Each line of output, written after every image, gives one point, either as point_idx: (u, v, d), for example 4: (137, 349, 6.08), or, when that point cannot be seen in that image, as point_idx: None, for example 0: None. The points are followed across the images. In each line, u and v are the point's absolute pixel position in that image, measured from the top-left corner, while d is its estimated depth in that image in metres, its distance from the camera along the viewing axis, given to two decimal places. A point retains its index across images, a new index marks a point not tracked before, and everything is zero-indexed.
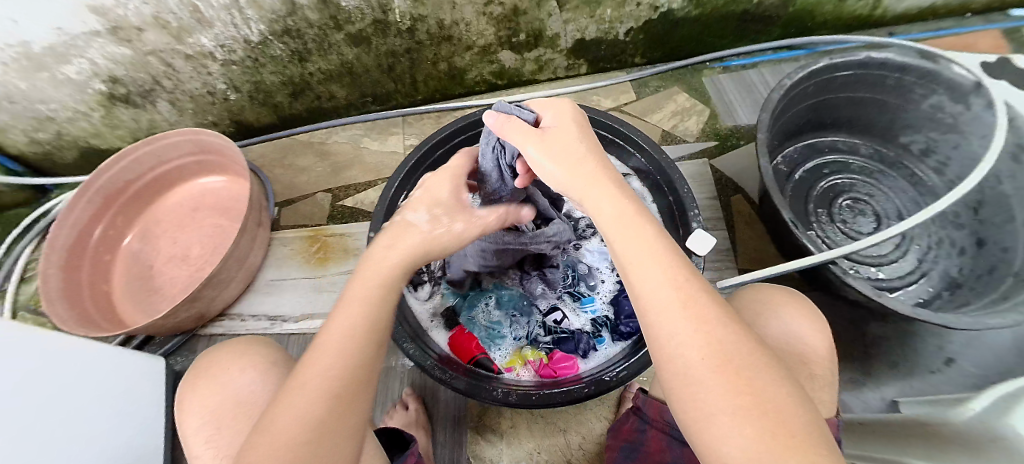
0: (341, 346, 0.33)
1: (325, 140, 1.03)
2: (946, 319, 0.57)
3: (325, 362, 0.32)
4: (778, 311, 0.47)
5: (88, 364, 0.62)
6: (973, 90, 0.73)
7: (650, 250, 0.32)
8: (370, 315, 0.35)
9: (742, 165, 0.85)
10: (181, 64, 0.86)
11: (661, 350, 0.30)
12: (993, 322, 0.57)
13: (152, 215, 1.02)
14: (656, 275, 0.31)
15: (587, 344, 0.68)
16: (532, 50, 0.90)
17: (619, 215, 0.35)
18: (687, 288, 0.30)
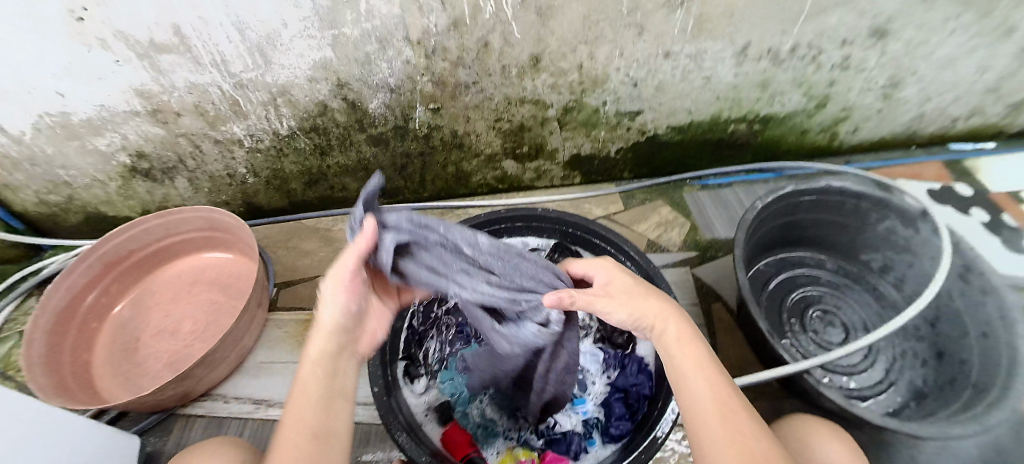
0: (299, 440, 0.40)
1: (330, 226, 1.08)
2: (916, 429, 0.61)
3: (286, 456, 0.38)
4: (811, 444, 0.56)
5: (65, 441, 0.60)
6: (920, 216, 0.84)
7: (701, 373, 0.45)
8: (313, 412, 0.41)
9: (721, 275, 0.92)
10: (209, 147, 0.93)
11: (706, 453, 0.41)
12: (958, 432, 0.62)
13: (149, 284, 1.04)
14: (700, 388, 0.44)
15: (580, 445, 0.69)
16: (533, 160, 1.00)
17: (683, 344, 0.48)
18: (725, 400, 0.43)
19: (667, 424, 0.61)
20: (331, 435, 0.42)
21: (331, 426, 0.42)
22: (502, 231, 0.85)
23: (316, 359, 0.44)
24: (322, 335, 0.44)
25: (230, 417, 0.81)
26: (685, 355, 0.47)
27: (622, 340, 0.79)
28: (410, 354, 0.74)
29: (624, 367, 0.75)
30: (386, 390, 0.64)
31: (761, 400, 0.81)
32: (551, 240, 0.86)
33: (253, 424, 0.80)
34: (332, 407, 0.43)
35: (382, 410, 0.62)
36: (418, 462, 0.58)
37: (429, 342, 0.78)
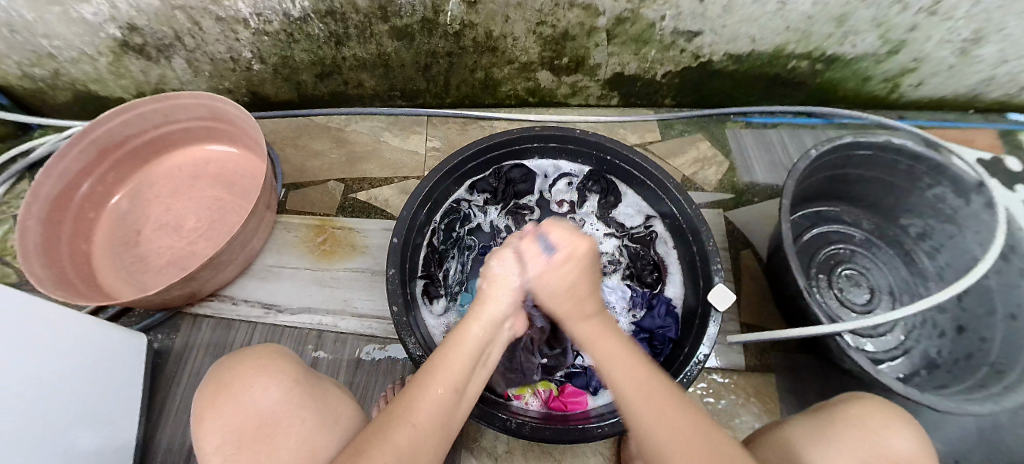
0: (447, 382, 0.42)
1: (343, 126, 0.99)
2: (933, 401, 0.60)
3: (435, 394, 0.41)
4: (861, 432, 0.42)
5: (74, 338, 0.59)
6: (976, 188, 0.78)
7: (627, 366, 0.42)
8: (463, 366, 0.44)
9: (753, 221, 0.88)
10: (209, 25, 0.82)
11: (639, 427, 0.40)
12: (971, 410, 0.61)
13: (147, 176, 0.97)
14: (626, 383, 0.41)
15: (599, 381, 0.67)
16: (571, 74, 0.91)
17: (595, 342, 0.45)
18: (649, 391, 0.41)
19: (694, 368, 0.58)
20: (464, 397, 0.44)
21: (469, 388, 0.45)
22: (532, 151, 0.77)
23: (482, 318, 0.47)
24: (498, 301, 0.48)
25: (238, 319, 0.79)
26: (598, 352, 0.45)
27: (651, 280, 0.74)
28: (429, 273, 0.72)
29: (651, 307, 0.72)
30: (404, 310, 0.59)
31: (775, 349, 0.80)
32: (585, 167, 0.81)
33: (265, 329, 0.78)
34: (477, 369, 0.46)
35: (400, 327, 0.58)
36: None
37: (449, 263, 0.75)
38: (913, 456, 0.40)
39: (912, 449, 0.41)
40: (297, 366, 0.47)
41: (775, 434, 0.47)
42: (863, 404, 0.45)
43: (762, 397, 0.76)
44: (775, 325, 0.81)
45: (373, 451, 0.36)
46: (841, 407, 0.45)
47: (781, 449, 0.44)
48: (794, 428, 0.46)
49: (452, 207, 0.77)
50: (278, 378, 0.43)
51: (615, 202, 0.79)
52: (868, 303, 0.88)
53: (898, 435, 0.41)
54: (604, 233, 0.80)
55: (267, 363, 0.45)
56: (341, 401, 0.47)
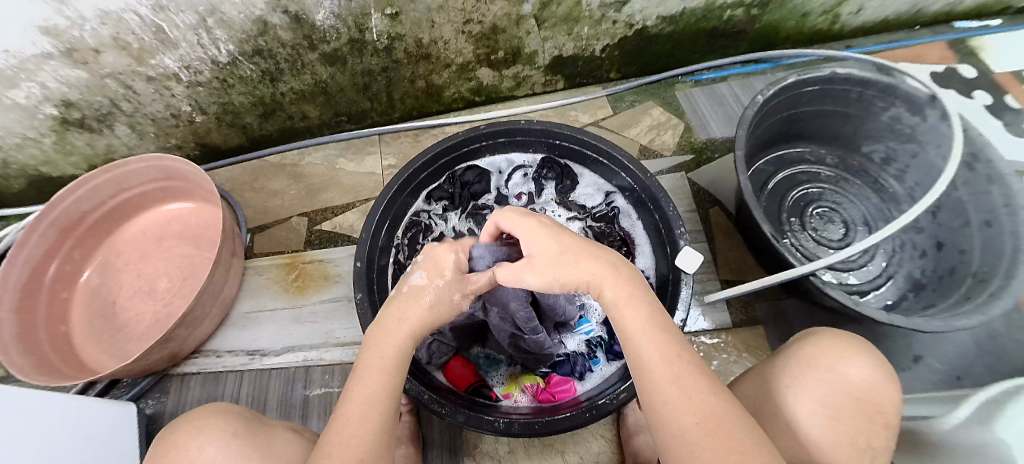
0: (372, 400, 0.37)
1: (298, 161, 0.99)
2: (917, 324, 0.61)
3: (354, 423, 0.36)
4: (819, 372, 0.42)
5: (66, 422, 0.59)
6: (929, 103, 0.78)
7: (652, 337, 0.37)
8: (382, 386, 0.38)
9: (717, 178, 0.88)
10: (142, 86, 0.81)
11: (659, 411, 0.34)
12: (958, 325, 0.61)
13: (112, 246, 0.95)
14: (653, 361, 0.35)
15: (584, 365, 0.68)
16: (510, 67, 0.90)
17: (624, 309, 0.39)
18: (676, 364, 0.35)
19: None
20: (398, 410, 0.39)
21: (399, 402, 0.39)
22: (483, 149, 0.77)
23: (406, 313, 0.43)
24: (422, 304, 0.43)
25: (226, 371, 0.79)
26: (628, 323, 0.39)
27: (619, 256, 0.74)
28: None
29: None
30: None
31: (760, 300, 0.81)
32: (537, 156, 0.80)
33: (252, 375, 0.78)
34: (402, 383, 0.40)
35: None
36: (423, 404, 0.55)
37: None
38: (869, 384, 0.41)
39: (868, 376, 0.41)
40: (234, 419, 0.46)
41: (746, 382, 0.49)
42: (820, 340, 0.45)
43: (754, 351, 0.76)
44: (755, 276, 0.81)
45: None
46: (798, 348, 0.46)
47: (751, 400, 0.46)
48: (759, 376, 0.47)
49: (413, 221, 0.76)
50: (218, 434, 0.43)
51: (572, 186, 0.79)
52: (843, 238, 0.88)
53: (853, 367, 0.42)
54: (567, 217, 0.80)
55: (204, 424, 0.44)
56: (291, 443, 0.47)
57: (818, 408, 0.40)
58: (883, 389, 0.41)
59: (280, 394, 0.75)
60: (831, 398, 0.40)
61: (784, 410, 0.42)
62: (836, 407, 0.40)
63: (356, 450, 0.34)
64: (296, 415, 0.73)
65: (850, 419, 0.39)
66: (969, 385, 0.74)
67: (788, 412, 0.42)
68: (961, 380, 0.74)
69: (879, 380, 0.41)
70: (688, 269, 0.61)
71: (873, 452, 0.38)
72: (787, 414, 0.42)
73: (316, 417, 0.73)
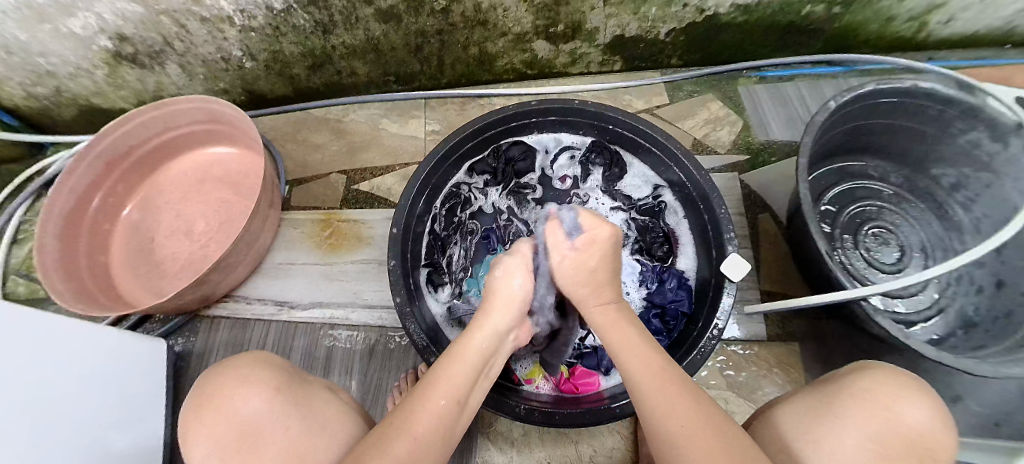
0: (449, 392, 0.40)
1: (341, 117, 0.98)
2: (969, 366, 0.56)
3: (434, 404, 0.39)
4: (869, 404, 0.38)
5: (95, 347, 0.61)
6: (1014, 130, 0.71)
7: (641, 358, 0.42)
8: (465, 378, 0.42)
9: (772, 182, 0.84)
10: (196, 26, 0.80)
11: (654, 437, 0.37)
12: (1011, 372, 0.56)
13: (154, 184, 0.96)
14: (647, 387, 0.39)
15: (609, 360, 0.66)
16: (568, 42, 0.86)
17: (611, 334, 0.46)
18: (665, 380, 0.39)
19: (710, 342, 0.56)
20: (464, 407, 0.42)
21: (468, 400, 0.42)
22: (532, 125, 0.74)
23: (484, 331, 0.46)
24: (501, 311, 0.47)
25: (254, 318, 0.80)
26: (615, 343, 0.45)
27: (661, 253, 0.71)
28: (433, 261, 0.70)
29: (662, 282, 0.69)
30: (408, 300, 0.60)
31: (798, 316, 0.77)
32: (587, 138, 0.77)
33: (278, 327, 0.79)
34: (476, 381, 0.43)
35: (405, 319, 0.59)
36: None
37: (452, 249, 0.73)
38: (927, 429, 0.36)
39: (927, 423, 0.37)
40: (280, 371, 0.46)
41: (781, 406, 0.44)
42: (874, 375, 0.41)
43: (785, 367, 0.74)
44: (796, 291, 0.77)
45: (374, 455, 0.34)
46: (848, 380, 0.41)
47: (786, 423, 0.41)
48: (787, 409, 0.43)
49: (452, 192, 0.74)
50: (262, 386, 0.43)
51: (621, 174, 0.76)
52: (898, 262, 0.83)
53: (911, 407, 0.37)
54: (610, 207, 0.77)
55: (252, 372, 0.45)
56: (329, 405, 0.47)
57: (864, 442, 0.36)
58: (939, 436, 0.36)
59: (304, 348, 0.77)
60: (881, 433, 0.36)
61: (825, 438, 0.38)
62: (885, 446, 0.36)
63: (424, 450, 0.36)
64: (317, 370, 0.75)
65: (899, 461, 0.35)
66: (1007, 433, 0.70)
67: (831, 437, 0.37)
68: (999, 427, 0.70)
69: (938, 428, 0.37)
70: (733, 277, 0.58)
71: None
72: (828, 441, 0.37)
73: (337, 372, 0.74)
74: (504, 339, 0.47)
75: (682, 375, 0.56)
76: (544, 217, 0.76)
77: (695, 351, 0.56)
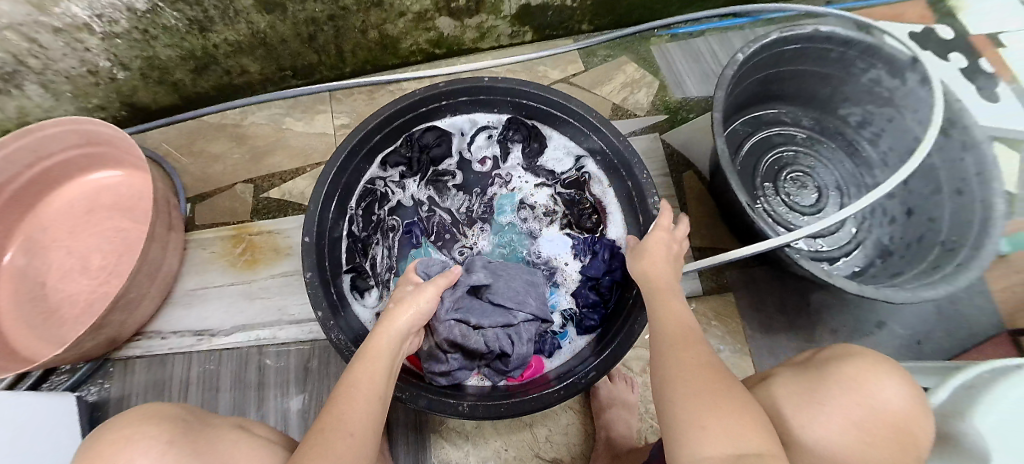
0: (373, 388, 0.40)
1: (240, 121, 0.89)
2: (887, 294, 0.61)
3: (359, 404, 0.38)
4: (856, 391, 0.37)
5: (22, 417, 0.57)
6: (909, 65, 0.74)
7: (670, 316, 0.42)
8: (381, 378, 0.41)
9: (689, 139, 0.86)
10: (50, 39, 0.67)
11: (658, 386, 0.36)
12: (926, 295, 0.61)
13: (39, 219, 0.81)
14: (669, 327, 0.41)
15: (552, 343, 0.64)
16: (472, 16, 0.82)
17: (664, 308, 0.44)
18: (686, 340, 0.39)
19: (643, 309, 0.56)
20: (384, 402, 0.41)
21: (387, 396, 0.41)
22: (442, 109, 0.71)
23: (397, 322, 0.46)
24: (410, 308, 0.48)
25: (172, 353, 0.73)
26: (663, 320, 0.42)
27: (591, 224, 0.70)
28: (355, 266, 0.66)
29: (594, 253, 0.68)
30: (331, 314, 0.55)
31: (730, 268, 0.79)
32: (503, 116, 0.74)
33: (200, 358, 0.72)
34: (392, 379, 0.43)
35: (329, 331, 0.54)
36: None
37: (374, 249, 0.68)
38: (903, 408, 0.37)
39: (903, 400, 0.37)
40: (171, 423, 0.40)
41: (767, 389, 0.43)
42: (858, 359, 0.40)
43: (722, 318, 0.76)
44: (725, 242, 0.80)
45: (311, 459, 0.32)
46: (831, 362, 0.41)
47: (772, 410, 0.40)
48: (773, 389, 0.42)
49: (367, 189, 0.69)
50: (152, 441, 0.37)
51: (541, 148, 0.73)
52: (815, 203, 0.87)
53: (891, 388, 0.37)
54: (534, 185, 0.74)
55: (134, 432, 0.38)
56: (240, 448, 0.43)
57: (849, 423, 0.36)
58: (916, 417, 0.37)
59: (234, 376, 0.71)
60: (865, 419, 0.36)
61: (812, 424, 0.37)
62: (869, 432, 0.36)
63: (357, 441, 0.35)
64: (252, 399, 0.69)
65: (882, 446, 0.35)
66: (927, 350, 0.76)
67: (815, 418, 0.37)
68: (920, 345, 0.76)
69: (911, 403, 0.37)
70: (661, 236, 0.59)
71: None
72: (816, 422, 0.37)
73: (273, 396, 0.70)
74: (407, 338, 0.48)
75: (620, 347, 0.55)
76: (467, 204, 0.72)
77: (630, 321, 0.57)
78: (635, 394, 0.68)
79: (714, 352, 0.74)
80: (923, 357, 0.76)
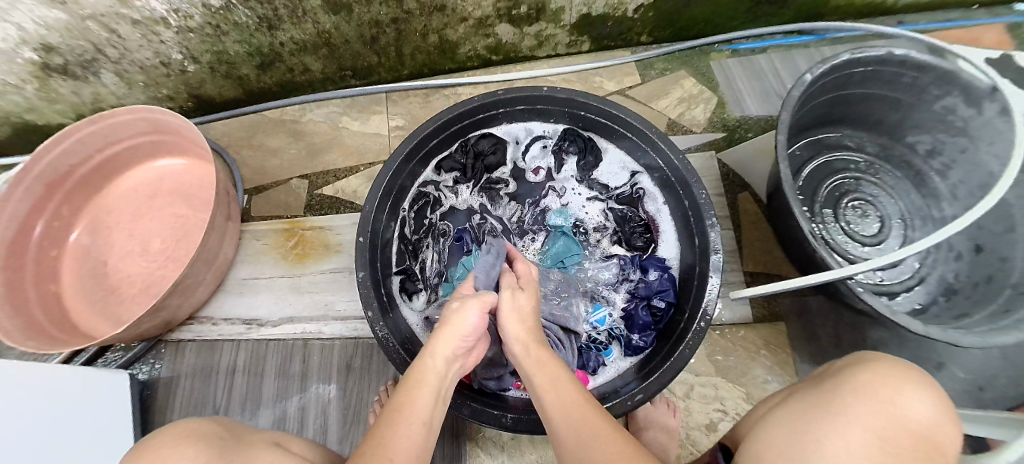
0: (415, 422, 0.36)
1: (298, 117, 0.92)
2: (955, 338, 0.56)
3: (404, 431, 0.35)
4: (869, 396, 0.31)
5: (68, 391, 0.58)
6: (988, 95, 0.69)
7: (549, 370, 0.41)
8: (426, 402, 0.38)
9: (749, 159, 0.84)
10: (127, 30, 0.71)
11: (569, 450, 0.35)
12: (998, 342, 0.56)
13: (104, 203, 0.85)
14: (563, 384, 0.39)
15: (597, 360, 0.62)
16: (532, 24, 0.82)
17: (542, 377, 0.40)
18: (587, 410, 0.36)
19: (696, 336, 0.54)
20: (433, 427, 0.38)
21: (435, 420, 0.38)
22: (499, 116, 0.70)
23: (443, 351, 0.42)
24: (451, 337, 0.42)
25: (222, 339, 0.74)
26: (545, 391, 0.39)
27: (642, 243, 0.69)
28: (405, 268, 0.66)
29: (645, 271, 0.66)
30: (380, 314, 0.55)
31: (783, 295, 0.76)
32: (559, 126, 0.74)
33: (249, 346, 0.74)
34: (439, 403, 0.40)
35: (378, 333, 0.54)
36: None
37: (425, 252, 0.69)
38: (934, 425, 0.30)
39: (932, 413, 0.30)
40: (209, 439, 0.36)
41: (768, 425, 0.36)
42: (870, 368, 0.34)
43: (773, 348, 0.73)
44: (781, 268, 0.76)
45: None
46: (846, 375, 0.35)
47: (782, 429, 0.33)
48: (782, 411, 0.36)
49: (420, 192, 0.70)
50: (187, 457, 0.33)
51: (596, 162, 0.72)
52: (878, 234, 0.83)
53: (912, 398, 0.31)
54: (587, 198, 0.73)
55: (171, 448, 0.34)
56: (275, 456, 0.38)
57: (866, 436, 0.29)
58: (947, 428, 0.30)
59: (278, 366, 0.72)
60: (885, 427, 0.29)
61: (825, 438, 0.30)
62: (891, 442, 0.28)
63: None
64: (295, 389, 0.71)
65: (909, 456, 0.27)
66: (989, 397, 0.70)
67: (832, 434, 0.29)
68: (981, 391, 0.71)
69: (947, 420, 0.31)
70: (717, 245, 0.57)
71: None
72: (830, 439, 0.29)
73: (315, 391, 0.70)
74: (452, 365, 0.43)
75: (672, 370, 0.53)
76: (520, 213, 0.73)
77: (683, 346, 0.54)
78: (677, 420, 0.65)
79: (764, 382, 0.71)
80: (985, 405, 0.71)
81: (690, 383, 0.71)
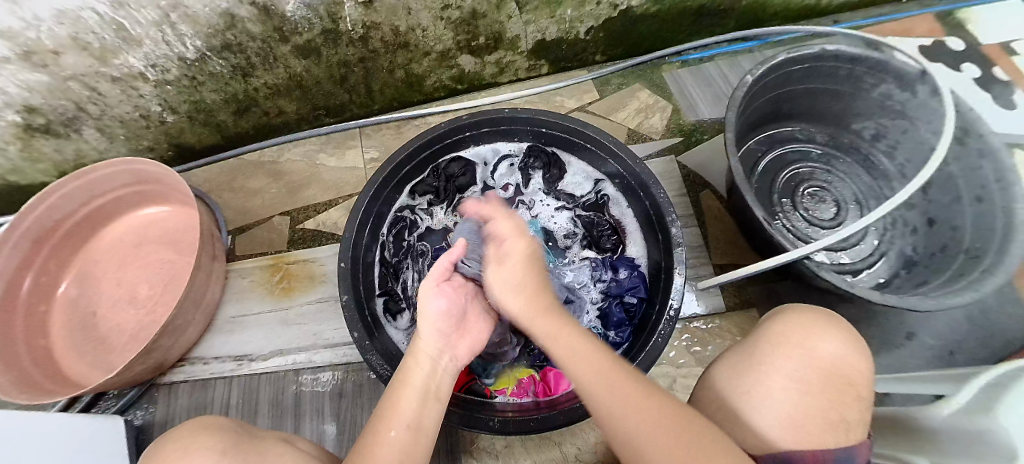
0: (400, 421, 0.38)
1: (277, 157, 0.96)
2: (912, 303, 0.60)
3: (385, 435, 0.37)
4: (787, 348, 0.40)
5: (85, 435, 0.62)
6: (919, 77, 0.77)
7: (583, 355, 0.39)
8: (410, 401, 0.40)
9: (707, 159, 0.89)
10: (107, 87, 0.75)
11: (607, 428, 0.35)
12: (950, 303, 0.61)
13: (91, 255, 0.87)
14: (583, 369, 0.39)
15: None
16: (492, 52, 0.88)
17: (555, 342, 0.41)
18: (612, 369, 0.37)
19: (667, 325, 0.57)
20: (424, 429, 0.39)
21: (425, 418, 0.40)
22: (467, 140, 0.74)
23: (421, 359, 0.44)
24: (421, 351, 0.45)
25: (213, 378, 0.76)
26: (560, 355, 0.41)
27: (611, 244, 0.73)
28: (387, 290, 0.70)
29: (616, 270, 0.70)
30: (366, 334, 0.57)
31: (752, 283, 0.80)
32: (523, 144, 0.78)
33: (241, 381, 0.75)
34: (431, 399, 0.42)
35: (365, 352, 0.56)
36: None
37: (406, 273, 0.73)
38: (840, 359, 0.39)
39: (838, 350, 0.40)
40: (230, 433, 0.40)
41: (713, 369, 0.45)
42: (787, 319, 0.43)
43: (748, 334, 0.76)
44: (747, 258, 0.81)
45: None
46: (768, 326, 0.44)
47: (719, 385, 0.42)
48: (724, 362, 0.44)
49: (397, 217, 0.74)
50: (208, 451, 0.37)
51: (561, 174, 0.77)
52: (835, 217, 0.88)
53: (822, 342, 0.40)
54: (556, 208, 0.78)
55: (194, 441, 0.38)
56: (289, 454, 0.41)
57: (790, 384, 0.38)
58: (853, 361, 0.40)
59: (271, 398, 0.73)
60: (802, 374, 0.38)
61: (755, 388, 0.39)
62: (804, 383, 0.38)
63: None
64: (289, 419, 0.72)
65: (818, 393, 0.37)
66: (959, 361, 0.74)
67: (758, 386, 0.38)
68: (952, 356, 0.74)
69: (849, 348, 0.40)
70: (678, 238, 0.60)
71: (845, 427, 0.36)
72: (756, 389, 0.38)
73: (309, 419, 0.71)
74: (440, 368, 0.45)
75: (646, 358, 0.56)
76: None
77: (654, 337, 0.57)
78: None
79: None
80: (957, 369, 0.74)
81: (673, 376, 0.73)
